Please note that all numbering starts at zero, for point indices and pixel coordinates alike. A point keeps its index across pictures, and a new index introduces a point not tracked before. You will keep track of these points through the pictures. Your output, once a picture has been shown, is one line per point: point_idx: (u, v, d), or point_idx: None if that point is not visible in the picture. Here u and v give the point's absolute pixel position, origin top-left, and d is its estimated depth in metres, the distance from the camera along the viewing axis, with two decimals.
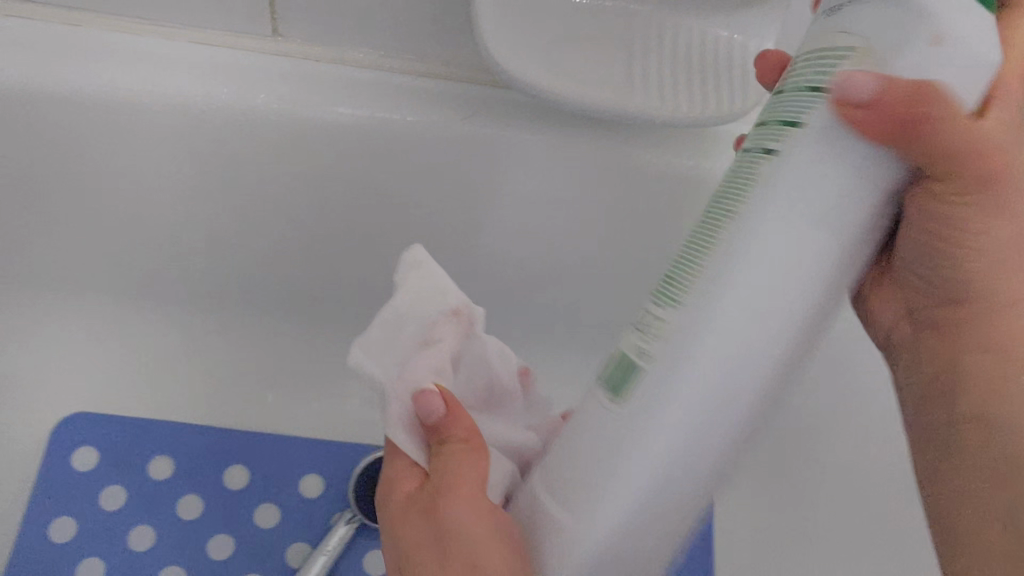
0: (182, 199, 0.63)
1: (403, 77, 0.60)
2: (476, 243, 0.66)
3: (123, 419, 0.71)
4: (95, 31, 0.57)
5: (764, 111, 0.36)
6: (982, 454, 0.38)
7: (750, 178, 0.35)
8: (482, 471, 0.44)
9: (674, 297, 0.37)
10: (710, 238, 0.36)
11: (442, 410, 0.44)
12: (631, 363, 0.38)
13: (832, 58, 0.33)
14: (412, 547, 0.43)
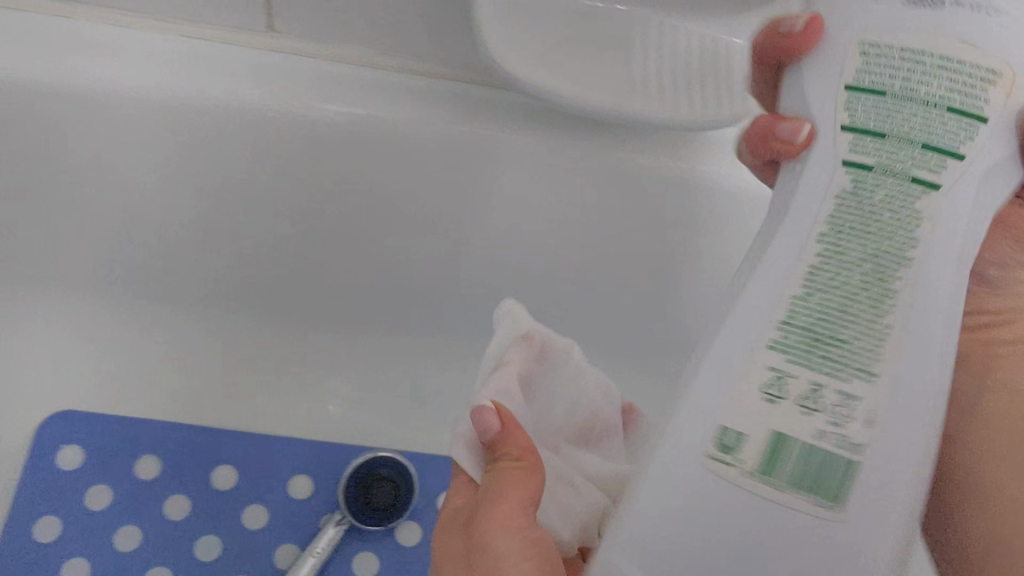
0: (172, 196, 0.62)
1: (400, 76, 0.59)
2: (472, 244, 0.66)
3: (109, 417, 0.70)
4: (85, 23, 0.56)
5: (875, 126, 0.33)
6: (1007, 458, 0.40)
7: (909, 214, 0.33)
8: (532, 496, 0.38)
9: (831, 353, 0.32)
10: (875, 283, 0.33)
11: (496, 425, 0.39)
12: (777, 439, 0.32)
13: (979, 83, 0.32)
14: (445, 558, 0.40)
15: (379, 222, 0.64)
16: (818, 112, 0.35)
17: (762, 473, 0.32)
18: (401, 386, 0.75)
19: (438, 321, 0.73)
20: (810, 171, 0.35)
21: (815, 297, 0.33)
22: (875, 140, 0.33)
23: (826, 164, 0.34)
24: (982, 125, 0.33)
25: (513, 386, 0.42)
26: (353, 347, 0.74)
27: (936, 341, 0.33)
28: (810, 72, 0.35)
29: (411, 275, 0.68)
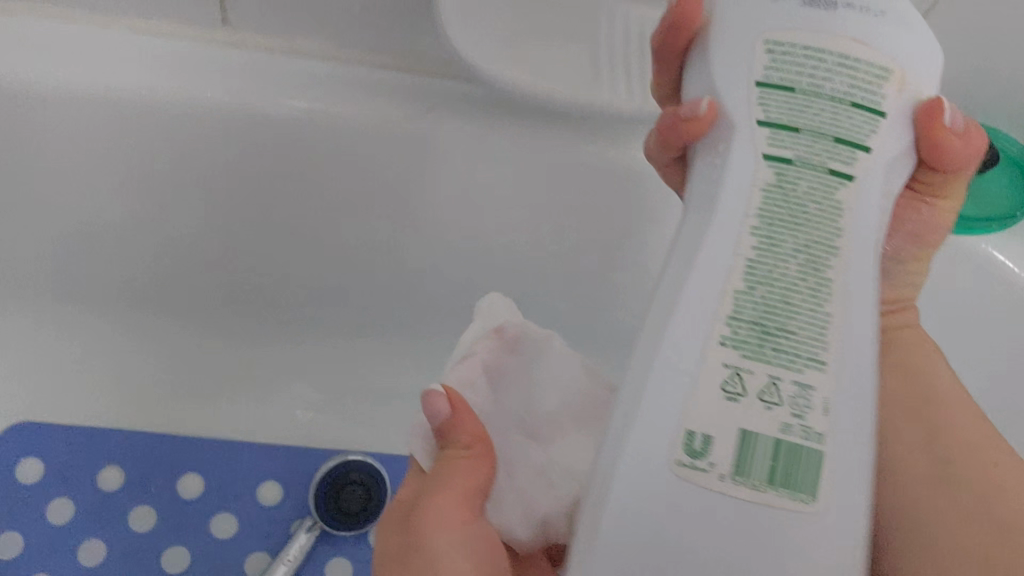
0: (127, 197, 0.60)
1: (358, 69, 0.57)
2: (437, 241, 0.65)
3: (68, 428, 0.68)
4: (29, 18, 0.54)
5: (789, 120, 0.33)
6: (941, 452, 0.42)
7: (832, 204, 0.33)
8: (477, 485, 0.39)
9: (782, 347, 0.31)
10: (812, 273, 0.32)
11: (447, 412, 0.39)
12: (745, 435, 0.31)
13: (876, 77, 0.33)
14: (385, 551, 0.40)
15: (341, 220, 0.63)
16: (728, 101, 0.34)
17: (735, 475, 0.30)
18: (370, 387, 0.73)
19: (406, 321, 0.71)
20: (728, 165, 0.33)
21: (757, 291, 0.32)
22: (791, 131, 0.33)
23: (746, 157, 0.33)
24: (885, 117, 0.33)
25: (475, 378, 0.43)
26: (321, 349, 0.73)
27: (865, 330, 0.32)
28: (711, 62, 0.35)
29: (378, 274, 0.67)
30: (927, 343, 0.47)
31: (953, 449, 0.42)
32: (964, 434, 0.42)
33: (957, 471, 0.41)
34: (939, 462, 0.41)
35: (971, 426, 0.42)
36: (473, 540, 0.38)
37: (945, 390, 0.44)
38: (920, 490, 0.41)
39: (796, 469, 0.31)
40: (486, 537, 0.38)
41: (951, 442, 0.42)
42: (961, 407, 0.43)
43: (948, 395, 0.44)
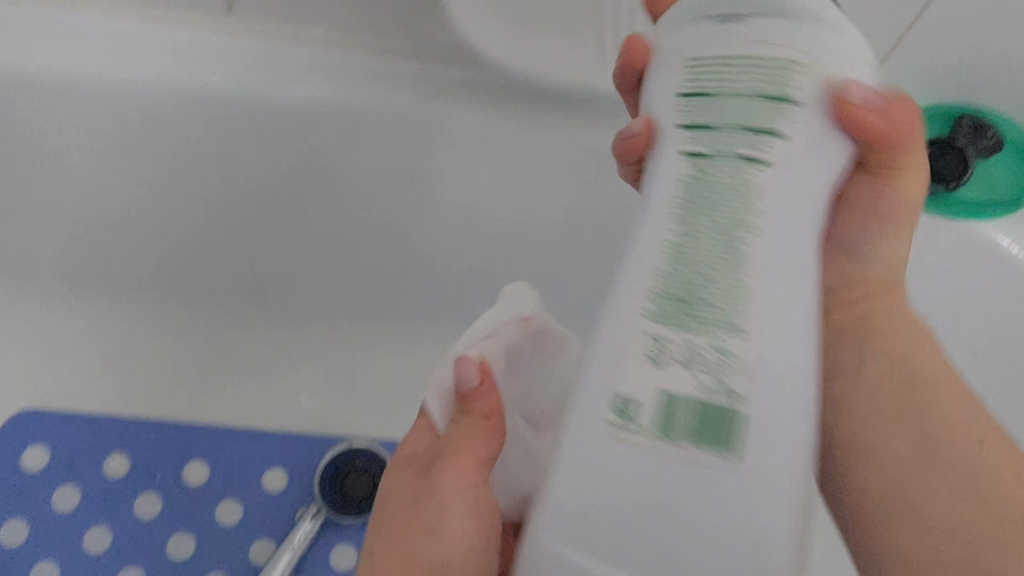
0: (133, 185, 0.60)
1: (363, 55, 0.57)
2: (442, 226, 0.65)
3: (75, 415, 0.68)
4: (29, 6, 0.53)
5: (703, 121, 0.34)
6: (926, 433, 0.41)
7: (743, 190, 0.33)
8: (488, 458, 0.39)
9: (693, 312, 0.31)
10: (727, 253, 0.32)
11: (477, 380, 0.39)
12: (667, 398, 0.30)
13: (781, 69, 0.33)
14: (391, 498, 0.41)
15: (346, 207, 0.63)
16: (657, 112, 0.36)
17: (659, 432, 0.30)
18: (377, 373, 0.73)
19: (412, 306, 0.72)
20: (657, 172, 0.35)
21: (673, 266, 0.32)
22: (707, 132, 0.34)
23: (670, 160, 0.35)
24: (795, 104, 0.33)
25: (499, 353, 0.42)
26: (326, 337, 0.73)
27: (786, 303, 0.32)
28: (653, 80, 0.37)
29: (383, 261, 0.67)
30: (899, 308, 0.45)
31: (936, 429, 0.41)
32: (948, 412, 0.41)
33: (937, 448, 0.40)
34: (923, 448, 0.41)
35: (953, 401, 0.42)
36: (478, 514, 0.38)
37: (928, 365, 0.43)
38: (901, 472, 0.40)
39: (716, 424, 0.30)
40: (490, 512, 0.39)
41: (936, 425, 0.41)
42: (937, 376, 0.42)
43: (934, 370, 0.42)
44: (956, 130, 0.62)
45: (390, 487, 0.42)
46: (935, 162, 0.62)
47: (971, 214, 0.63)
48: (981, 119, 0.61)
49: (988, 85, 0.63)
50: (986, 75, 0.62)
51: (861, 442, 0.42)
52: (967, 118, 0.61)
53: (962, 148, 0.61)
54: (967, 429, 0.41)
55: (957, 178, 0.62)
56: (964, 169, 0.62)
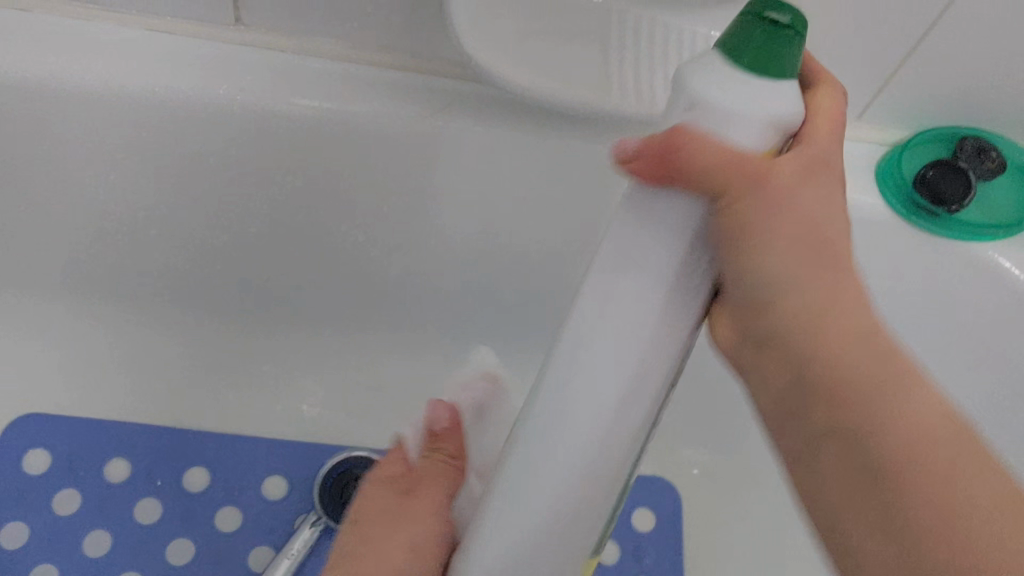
0: (138, 193, 0.61)
1: (370, 69, 0.58)
2: (445, 239, 0.65)
3: (77, 420, 0.68)
4: (44, 15, 0.55)
5: None
6: (874, 511, 0.29)
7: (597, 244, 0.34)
8: (444, 496, 0.43)
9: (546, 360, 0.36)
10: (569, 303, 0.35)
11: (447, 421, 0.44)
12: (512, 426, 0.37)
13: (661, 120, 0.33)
14: (363, 522, 0.45)
15: (350, 218, 0.63)
16: None
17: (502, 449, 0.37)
18: (377, 384, 0.73)
19: (413, 319, 0.72)
20: None
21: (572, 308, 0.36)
22: None
23: None
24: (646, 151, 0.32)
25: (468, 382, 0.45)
26: (326, 347, 0.73)
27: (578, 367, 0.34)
28: None
29: (384, 272, 0.68)
30: (820, 287, 0.31)
31: (903, 517, 0.28)
32: (915, 502, 0.28)
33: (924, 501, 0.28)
34: (870, 544, 0.29)
35: (893, 455, 0.29)
36: (432, 544, 0.42)
37: (869, 409, 0.29)
38: (865, 532, 0.29)
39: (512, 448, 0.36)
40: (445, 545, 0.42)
41: (919, 514, 0.28)
42: (862, 362, 0.30)
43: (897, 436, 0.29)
44: (959, 151, 0.62)
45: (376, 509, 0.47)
46: (936, 181, 0.62)
47: (975, 236, 0.63)
48: (984, 143, 0.62)
49: (989, 107, 0.63)
50: (987, 98, 0.63)
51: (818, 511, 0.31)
52: (969, 141, 0.62)
53: (965, 169, 0.62)
54: (936, 429, 0.29)
55: (960, 202, 0.62)
56: (968, 193, 0.62)
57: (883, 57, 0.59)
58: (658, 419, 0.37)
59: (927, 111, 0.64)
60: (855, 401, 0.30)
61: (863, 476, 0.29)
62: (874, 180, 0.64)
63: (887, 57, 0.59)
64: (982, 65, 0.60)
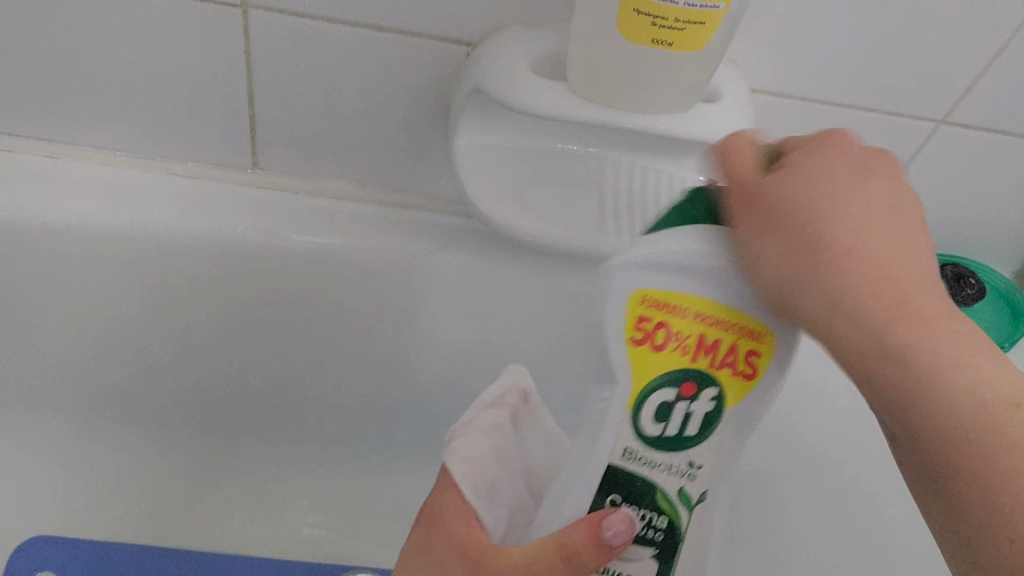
0: (156, 322, 0.63)
1: (380, 207, 0.61)
2: (448, 364, 0.67)
3: (85, 542, 0.69)
4: (74, 162, 0.58)
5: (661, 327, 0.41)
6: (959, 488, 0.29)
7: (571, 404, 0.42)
8: None
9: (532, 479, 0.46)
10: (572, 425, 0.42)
11: (614, 544, 0.36)
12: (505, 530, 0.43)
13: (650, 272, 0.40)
14: None
15: (356, 344, 0.65)
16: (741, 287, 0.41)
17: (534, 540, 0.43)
18: (380, 504, 0.74)
19: (416, 439, 0.73)
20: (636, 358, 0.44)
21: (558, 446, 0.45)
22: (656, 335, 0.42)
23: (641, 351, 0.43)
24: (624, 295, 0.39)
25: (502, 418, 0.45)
26: (330, 466, 0.74)
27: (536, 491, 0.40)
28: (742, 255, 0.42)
29: (389, 394, 0.69)
30: (826, 276, 0.32)
31: (983, 483, 0.29)
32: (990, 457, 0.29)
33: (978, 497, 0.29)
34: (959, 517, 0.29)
35: (961, 416, 0.30)
36: None
37: (913, 376, 0.30)
38: (936, 518, 0.31)
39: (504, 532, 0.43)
40: None
41: (965, 476, 0.29)
42: (873, 345, 0.31)
43: (931, 388, 0.30)
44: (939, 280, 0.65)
45: (438, 489, 0.44)
46: None
47: None
48: (963, 270, 0.65)
49: (963, 238, 0.67)
50: (961, 230, 0.66)
51: (921, 462, 0.31)
52: (948, 268, 0.65)
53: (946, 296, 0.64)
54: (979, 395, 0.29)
55: None
56: None
57: None
58: None
59: None
60: (904, 367, 0.31)
61: (940, 454, 0.30)
62: None
63: None
64: (954, 201, 0.63)
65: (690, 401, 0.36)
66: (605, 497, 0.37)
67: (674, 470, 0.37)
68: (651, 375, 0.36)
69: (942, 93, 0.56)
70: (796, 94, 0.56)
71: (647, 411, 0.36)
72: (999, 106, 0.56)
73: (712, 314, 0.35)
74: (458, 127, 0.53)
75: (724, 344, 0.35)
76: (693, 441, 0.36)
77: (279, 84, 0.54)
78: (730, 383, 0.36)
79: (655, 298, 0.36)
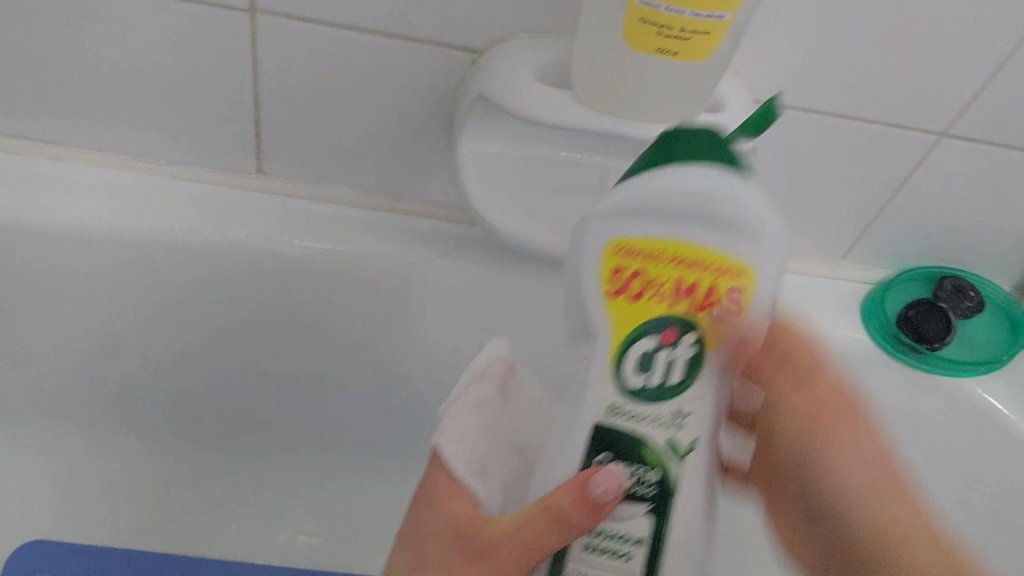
0: (155, 326, 0.63)
1: (380, 213, 0.61)
2: (446, 371, 0.67)
3: (79, 547, 0.69)
4: (75, 164, 0.58)
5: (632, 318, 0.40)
6: None
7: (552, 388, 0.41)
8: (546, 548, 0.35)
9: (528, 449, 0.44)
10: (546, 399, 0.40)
11: (605, 503, 0.34)
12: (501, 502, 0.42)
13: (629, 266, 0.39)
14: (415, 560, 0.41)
15: (355, 350, 0.65)
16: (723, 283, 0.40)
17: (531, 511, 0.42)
18: (375, 511, 0.74)
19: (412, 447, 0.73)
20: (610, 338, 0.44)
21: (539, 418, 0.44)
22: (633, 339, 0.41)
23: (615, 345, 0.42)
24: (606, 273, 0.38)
25: (485, 395, 0.45)
26: (325, 473, 0.74)
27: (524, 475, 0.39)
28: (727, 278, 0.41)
29: (386, 401, 0.69)
30: (836, 432, 0.42)
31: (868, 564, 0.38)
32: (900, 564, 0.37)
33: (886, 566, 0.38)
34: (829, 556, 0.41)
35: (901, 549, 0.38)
36: None
37: (875, 504, 0.39)
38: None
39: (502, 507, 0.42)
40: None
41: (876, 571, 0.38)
42: (860, 471, 0.40)
43: (886, 519, 0.39)
44: (938, 292, 0.65)
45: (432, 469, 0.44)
46: (917, 320, 0.65)
47: (959, 370, 0.65)
48: (962, 283, 0.65)
49: (961, 251, 0.67)
50: (960, 244, 0.67)
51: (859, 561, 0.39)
52: (949, 280, 0.65)
53: (944, 309, 0.65)
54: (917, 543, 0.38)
55: (941, 339, 0.65)
56: (948, 330, 0.65)
57: (860, 208, 0.64)
58: None
59: (907, 253, 0.68)
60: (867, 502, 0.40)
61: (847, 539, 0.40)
62: (859, 317, 0.67)
63: (864, 207, 0.64)
64: (952, 214, 0.64)
65: (674, 347, 0.34)
66: (593, 456, 0.35)
67: (660, 422, 0.35)
68: (632, 325, 0.35)
69: (943, 107, 0.56)
70: (799, 105, 0.56)
71: (630, 364, 0.35)
72: (998, 119, 0.57)
73: (694, 257, 0.34)
74: (462, 134, 0.54)
75: (703, 287, 0.34)
76: (677, 387, 0.35)
77: (283, 90, 0.54)
78: (713, 326, 0.34)
79: (632, 247, 0.35)
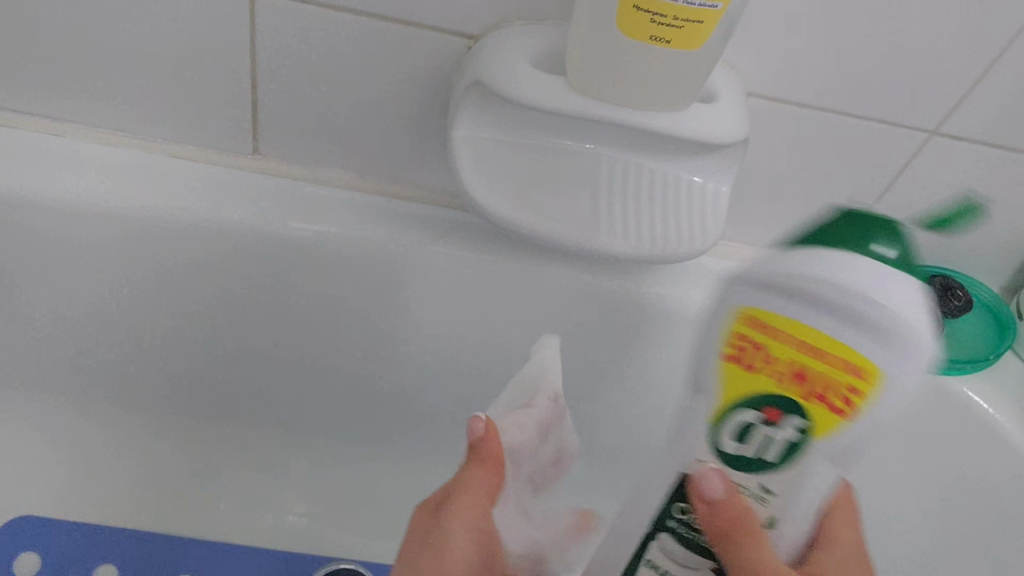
0: (149, 304, 0.64)
1: (375, 197, 0.62)
2: (438, 356, 0.67)
3: (69, 523, 0.69)
4: (76, 139, 0.59)
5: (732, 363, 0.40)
6: None
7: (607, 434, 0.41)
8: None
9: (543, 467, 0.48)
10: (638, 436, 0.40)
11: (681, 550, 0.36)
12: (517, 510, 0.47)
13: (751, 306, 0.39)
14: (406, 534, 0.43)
15: (347, 333, 0.66)
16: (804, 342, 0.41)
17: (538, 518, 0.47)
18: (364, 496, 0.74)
19: (402, 433, 0.73)
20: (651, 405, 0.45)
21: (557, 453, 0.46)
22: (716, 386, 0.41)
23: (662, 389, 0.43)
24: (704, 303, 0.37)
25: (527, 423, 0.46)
26: (316, 456, 0.74)
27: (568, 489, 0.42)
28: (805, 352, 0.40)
29: (378, 386, 0.70)
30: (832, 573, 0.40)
31: None
32: None
33: None
34: None
35: None
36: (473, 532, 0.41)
37: None
38: None
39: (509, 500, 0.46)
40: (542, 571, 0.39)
41: None
42: None
43: None
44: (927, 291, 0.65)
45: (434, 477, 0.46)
46: None
47: (948, 369, 0.65)
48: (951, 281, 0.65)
49: (950, 250, 0.68)
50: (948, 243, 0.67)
51: None
52: (938, 279, 0.65)
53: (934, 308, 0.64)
54: None
55: None
56: None
57: None
58: (647, 554, 0.40)
59: None
60: None
61: None
62: None
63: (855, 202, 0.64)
64: None
65: (775, 425, 0.35)
66: (675, 505, 0.38)
67: (745, 491, 0.37)
68: (737, 396, 0.35)
69: (933, 103, 0.57)
70: (791, 99, 0.57)
71: (727, 430, 0.36)
72: (989, 117, 0.57)
73: (821, 345, 0.33)
74: (457, 117, 0.54)
75: (819, 375, 0.33)
76: (772, 466, 0.36)
77: (280, 70, 0.54)
78: (822, 419, 0.34)
79: (761, 321, 0.34)
